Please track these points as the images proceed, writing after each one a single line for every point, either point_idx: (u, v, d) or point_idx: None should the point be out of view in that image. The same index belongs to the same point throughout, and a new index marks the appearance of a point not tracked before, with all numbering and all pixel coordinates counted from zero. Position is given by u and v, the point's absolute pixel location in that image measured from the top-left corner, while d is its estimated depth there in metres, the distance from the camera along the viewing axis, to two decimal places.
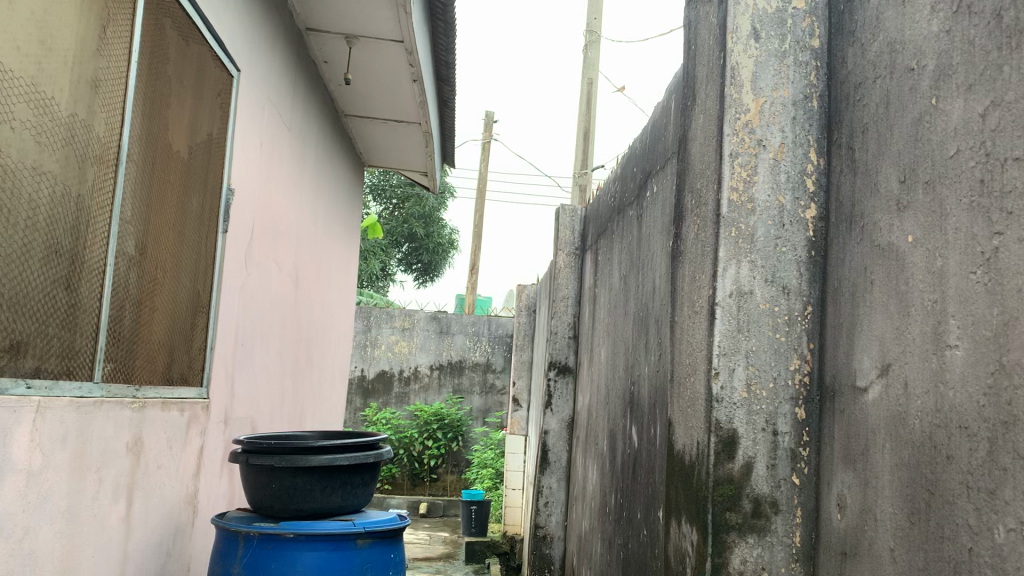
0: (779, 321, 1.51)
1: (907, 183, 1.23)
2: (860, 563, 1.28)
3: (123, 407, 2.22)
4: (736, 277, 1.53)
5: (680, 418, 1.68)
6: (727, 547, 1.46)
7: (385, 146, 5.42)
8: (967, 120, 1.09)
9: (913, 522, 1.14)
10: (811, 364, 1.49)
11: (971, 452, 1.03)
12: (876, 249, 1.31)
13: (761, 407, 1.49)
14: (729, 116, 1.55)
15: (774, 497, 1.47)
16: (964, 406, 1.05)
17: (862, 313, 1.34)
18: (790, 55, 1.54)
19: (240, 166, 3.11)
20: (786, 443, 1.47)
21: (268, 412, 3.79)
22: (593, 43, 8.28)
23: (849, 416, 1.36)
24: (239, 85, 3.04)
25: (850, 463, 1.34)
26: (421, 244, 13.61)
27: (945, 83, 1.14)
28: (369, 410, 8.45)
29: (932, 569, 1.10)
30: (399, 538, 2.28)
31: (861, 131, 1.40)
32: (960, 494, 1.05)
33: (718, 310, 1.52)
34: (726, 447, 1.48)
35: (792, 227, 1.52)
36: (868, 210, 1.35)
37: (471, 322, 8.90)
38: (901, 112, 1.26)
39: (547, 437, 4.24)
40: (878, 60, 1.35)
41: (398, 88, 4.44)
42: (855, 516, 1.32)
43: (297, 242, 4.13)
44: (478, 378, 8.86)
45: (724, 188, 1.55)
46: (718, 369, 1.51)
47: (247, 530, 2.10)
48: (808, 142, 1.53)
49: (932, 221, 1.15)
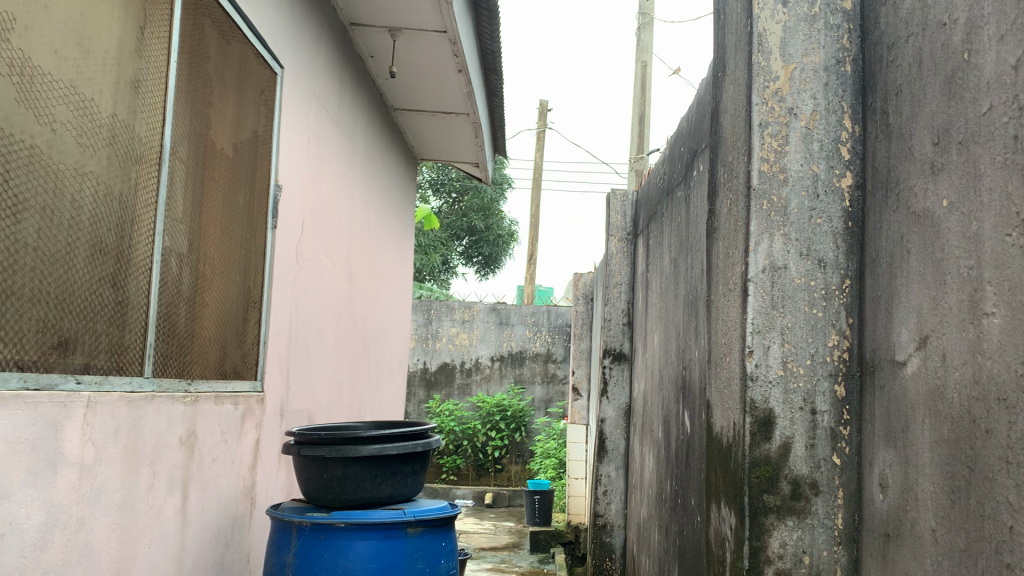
0: (816, 297, 1.45)
1: (941, 145, 1.16)
2: (903, 546, 1.23)
3: (175, 401, 2.26)
4: (770, 252, 1.47)
5: (716, 399, 1.64)
6: (766, 531, 1.41)
7: (435, 138, 5.44)
8: (1000, 73, 1.02)
9: (954, 501, 1.09)
10: (851, 340, 1.43)
11: (1012, 425, 0.97)
12: (912, 216, 1.25)
13: (799, 385, 1.44)
14: (756, 85, 1.49)
15: (814, 478, 1.42)
16: (1002, 375, 0.99)
17: (900, 284, 1.28)
18: (820, 19, 1.49)
19: (287, 164, 3.14)
20: (825, 422, 1.42)
21: (324, 405, 3.82)
22: (646, 26, 8.16)
23: (889, 392, 1.30)
24: (283, 83, 3.07)
25: (891, 441, 1.28)
26: (480, 237, 13.60)
27: (978, 35, 1.08)
28: (433, 402, 8.60)
29: (973, 551, 1.04)
30: (450, 526, 2.28)
31: (895, 94, 1.33)
32: (1000, 470, 0.99)
33: (751, 286, 1.47)
34: (762, 428, 1.43)
35: (828, 198, 1.46)
36: (904, 175, 1.29)
37: (530, 313, 8.86)
38: (934, 69, 1.19)
39: (603, 424, 4.23)
40: (911, 17, 1.28)
41: (444, 79, 4.43)
42: (897, 495, 1.26)
43: (348, 238, 4.16)
44: (540, 368, 8.82)
45: (755, 159, 1.49)
46: (752, 347, 1.45)
47: (299, 519, 2.12)
48: (841, 109, 1.47)
49: (966, 184, 1.09)
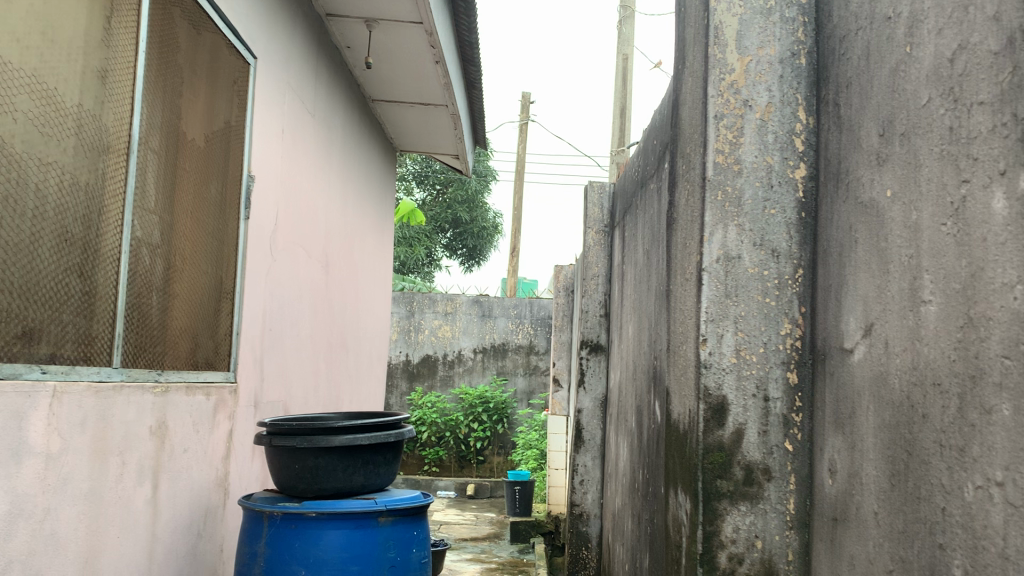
0: (769, 286, 1.47)
1: (886, 136, 1.18)
2: (849, 529, 1.25)
3: (145, 391, 2.26)
4: (724, 242, 1.50)
5: (675, 387, 1.66)
6: (720, 515, 1.44)
7: (415, 129, 5.43)
8: (938, 66, 1.05)
9: (894, 485, 1.11)
10: (803, 328, 1.46)
11: (945, 409, 0.99)
12: (859, 206, 1.27)
13: (751, 372, 1.46)
14: (712, 77, 1.52)
15: (766, 464, 1.44)
16: (938, 361, 1.02)
17: (848, 273, 1.30)
18: (775, 12, 1.51)
19: (261, 155, 3.14)
20: (778, 409, 1.45)
21: (300, 396, 3.82)
22: (627, 18, 8.17)
23: (838, 379, 1.32)
24: (256, 73, 3.06)
25: (839, 427, 1.31)
26: (465, 229, 13.59)
27: (918, 28, 1.10)
28: (414, 394, 8.60)
29: (911, 532, 1.07)
30: (421, 515, 2.29)
31: (846, 86, 1.35)
32: (934, 453, 1.02)
33: (706, 275, 1.49)
34: (715, 414, 1.46)
35: (781, 188, 1.48)
36: (852, 166, 1.31)
37: (513, 306, 8.88)
38: (880, 62, 1.22)
39: (580, 415, 4.26)
40: (859, 11, 1.30)
41: (422, 71, 4.43)
42: (844, 480, 1.28)
43: (325, 230, 4.16)
44: (522, 360, 8.86)
45: (710, 151, 1.51)
46: (706, 336, 1.48)
47: (270, 509, 2.13)
48: (796, 101, 1.49)
49: (907, 174, 1.12)
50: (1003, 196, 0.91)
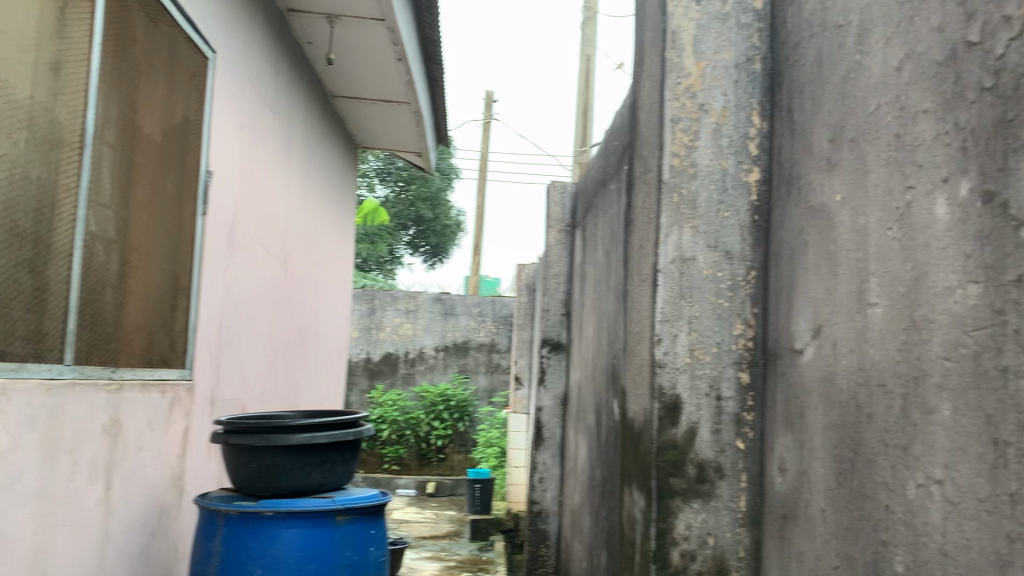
0: (722, 287, 1.50)
1: (836, 142, 1.21)
2: (797, 526, 1.28)
3: (97, 389, 2.22)
4: (679, 244, 1.52)
5: (631, 386, 1.68)
6: (673, 513, 1.46)
7: (376, 126, 5.40)
8: (885, 74, 1.08)
9: (840, 483, 1.14)
10: (755, 329, 1.48)
11: (889, 408, 1.02)
12: (810, 210, 1.30)
13: (705, 372, 1.48)
14: (669, 81, 1.54)
15: (718, 462, 1.46)
16: (882, 363, 1.04)
17: (799, 275, 1.33)
18: (731, 17, 1.53)
19: (220, 150, 3.10)
20: (730, 408, 1.47)
21: (257, 394, 3.79)
22: (590, 19, 8.20)
23: (788, 379, 1.35)
24: (216, 68, 3.03)
25: (789, 426, 1.33)
26: (428, 226, 13.55)
27: (867, 37, 1.13)
28: (375, 392, 8.55)
29: (856, 529, 1.09)
30: (379, 514, 2.29)
31: (798, 91, 1.38)
32: (878, 451, 1.04)
33: (661, 276, 1.51)
34: (669, 413, 1.48)
35: (735, 191, 1.51)
36: (803, 170, 1.34)
37: (475, 304, 8.88)
38: (830, 70, 1.24)
39: (541, 413, 4.28)
40: (812, 19, 1.33)
41: (384, 68, 4.41)
42: (794, 478, 1.31)
43: (284, 226, 4.12)
44: (484, 358, 8.88)
45: (666, 154, 1.53)
46: (661, 335, 1.50)
47: (226, 509, 2.11)
48: (750, 105, 1.51)
49: (856, 180, 1.14)
50: (945, 202, 0.93)
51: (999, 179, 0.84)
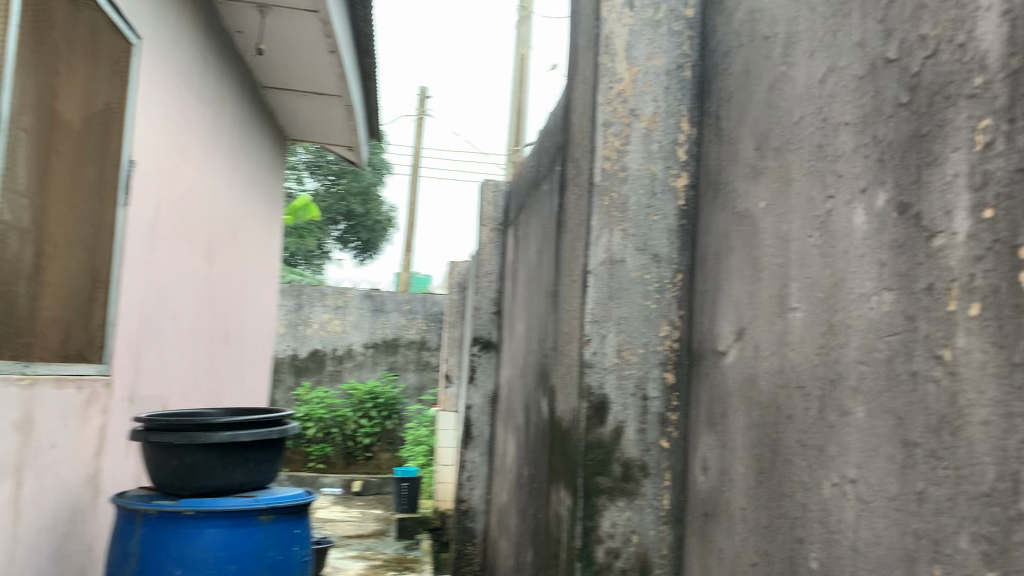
0: (650, 289, 1.52)
1: (761, 150, 1.24)
2: (718, 523, 1.31)
3: (8, 385, 2.13)
4: (609, 246, 1.54)
5: (559, 385, 1.70)
6: (598, 511, 1.47)
7: (307, 118, 5.32)
8: (809, 86, 1.11)
9: (760, 482, 1.17)
10: (681, 330, 1.52)
11: (807, 409, 1.06)
12: (735, 216, 1.33)
13: (631, 372, 1.51)
14: (602, 85, 1.55)
15: (643, 461, 1.49)
16: (801, 366, 1.08)
17: (723, 279, 1.36)
18: (663, 24, 1.56)
19: (144, 140, 3.02)
20: (656, 407, 1.50)
21: (178, 391, 3.69)
22: (525, 19, 8.24)
23: (711, 380, 1.38)
24: (141, 54, 2.94)
25: (711, 426, 1.37)
26: (358, 222, 13.42)
27: (793, 49, 1.16)
28: (301, 389, 8.43)
29: (774, 526, 1.13)
30: (303, 514, 2.26)
31: (726, 100, 1.42)
32: (796, 451, 1.08)
33: (591, 277, 1.53)
34: (596, 412, 1.50)
35: (664, 196, 1.54)
36: (729, 177, 1.37)
37: (406, 300, 8.85)
38: (757, 80, 1.28)
39: (470, 411, 4.28)
40: (741, 29, 1.36)
41: (316, 60, 4.35)
42: (715, 477, 1.34)
43: (209, 218, 4.03)
44: (414, 356, 8.88)
45: (598, 157, 1.55)
46: (590, 336, 1.52)
47: (144, 508, 2.05)
48: (679, 112, 1.55)
49: (779, 188, 1.18)
50: (863, 212, 0.97)
51: (914, 191, 0.88)
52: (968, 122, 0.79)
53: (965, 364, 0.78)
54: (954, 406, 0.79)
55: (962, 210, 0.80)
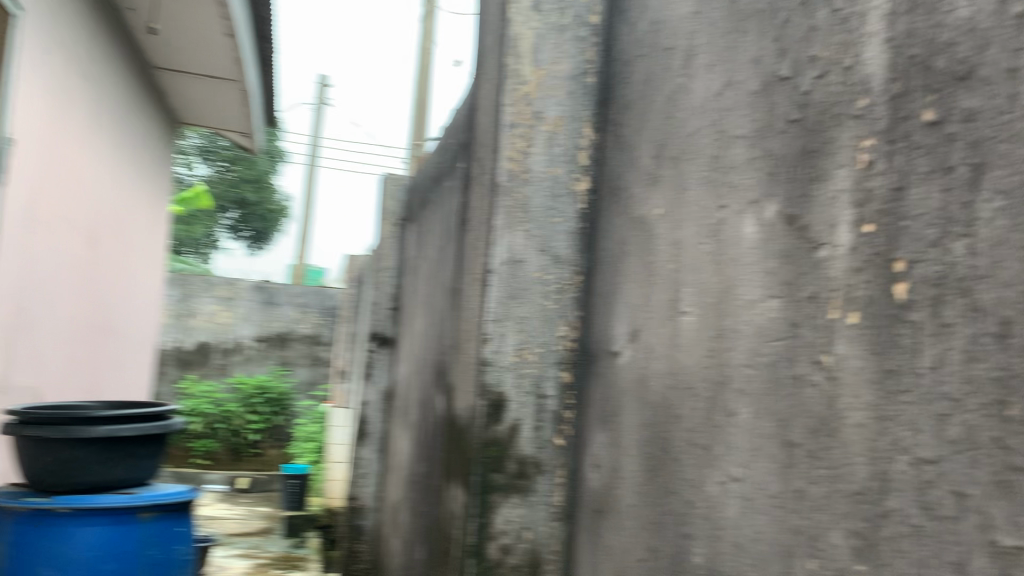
0: (549, 290, 1.55)
1: (659, 158, 1.28)
2: (607, 519, 1.35)
3: None
4: (510, 246, 1.55)
5: (457, 383, 1.70)
6: (492, 507, 1.50)
7: (201, 102, 5.15)
8: (707, 98, 1.15)
9: (649, 479, 1.21)
10: (578, 331, 1.54)
11: (696, 410, 1.10)
12: (633, 221, 1.37)
13: (529, 370, 1.52)
14: (507, 86, 1.57)
15: (537, 458, 1.51)
16: (692, 368, 1.12)
17: (620, 281, 1.40)
18: (569, 30, 1.59)
19: (22, 116, 2.85)
20: (551, 406, 1.52)
21: (53, 382, 3.50)
22: (430, 13, 8.20)
23: (605, 379, 1.41)
24: (23, 26, 2.78)
25: (604, 424, 1.40)
26: (250, 211, 13.08)
27: (693, 62, 1.21)
28: (185, 382, 8.13)
29: (661, 522, 1.17)
30: (186, 511, 2.19)
31: (626, 107, 1.46)
32: (684, 450, 1.12)
33: (492, 277, 1.54)
34: (494, 411, 1.51)
35: (564, 198, 1.57)
36: (628, 183, 1.41)
37: (299, 294, 8.73)
38: (658, 90, 1.32)
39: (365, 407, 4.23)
40: (643, 39, 1.40)
41: (213, 43, 4.21)
42: (606, 474, 1.37)
43: (92, 201, 3.84)
44: (305, 350, 8.76)
45: (502, 158, 1.56)
46: (490, 335, 1.53)
47: (14, 505, 1.95)
48: (582, 117, 1.58)
49: (675, 196, 1.22)
50: (753, 222, 1.01)
51: (800, 204, 0.93)
52: (852, 141, 0.84)
53: (843, 370, 0.83)
54: (832, 409, 0.84)
55: (844, 224, 0.84)
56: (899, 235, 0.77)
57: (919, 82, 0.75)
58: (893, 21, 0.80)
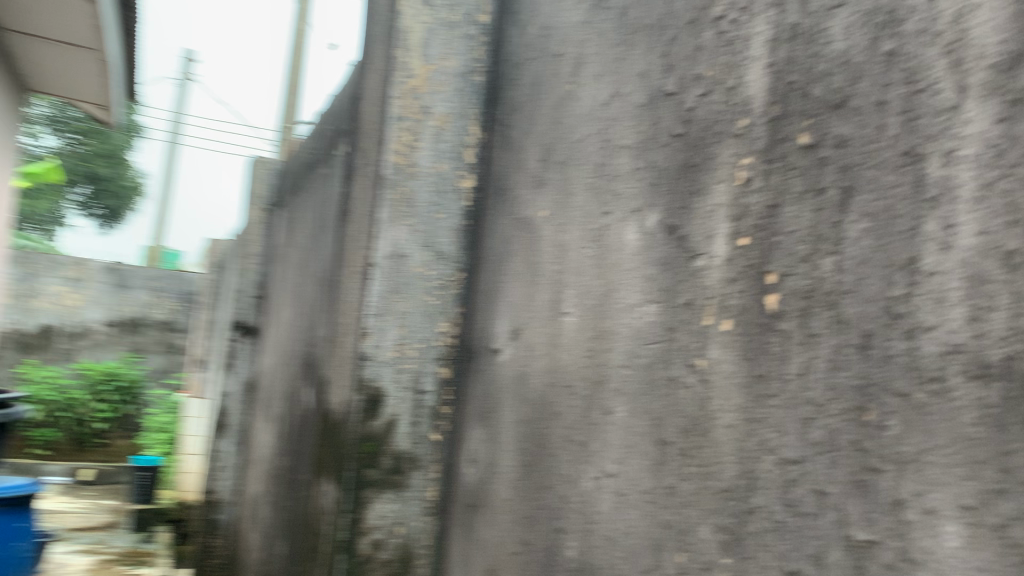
0: (431, 286, 1.55)
1: (546, 162, 1.31)
2: (480, 514, 1.37)
3: None
4: (394, 240, 1.54)
5: (331, 377, 1.68)
6: (365, 502, 1.48)
7: (54, 70, 4.82)
8: (594, 106, 1.19)
9: (525, 474, 1.24)
10: (457, 327, 1.55)
11: (573, 408, 1.13)
12: (517, 221, 1.39)
13: (408, 365, 1.52)
14: (395, 79, 1.56)
15: (412, 453, 1.51)
16: (571, 367, 1.15)
17: (502, 280, 1.42)
18: (459, 27, 1.60)
19: None
20: (429, 401, 1.53)
21: None
22: None
23: (484, 376, 1.43)
24: None
25: (481, 421, 1.41)
26: (102, 187, 12.41)
27: (581, 70, 1.24)
28: (25, 367, 7.57)
29: (535, 517, 1.19)
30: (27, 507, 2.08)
31: (514, 109, 1.48)
32: (561, 446, 1.15)
33: (374, 270, 1.53)
34: (370, 406, 1.50)
35: (449, 195, 1.57)
36: (513, 184, 1.43)
37: (155, 277, 8.34)
38: (546, 94, 1.34)
39: None
40: (532, 43, 1.43)
41: (71, 8, 3.95)
42: (481, 470, 1.39)
43: None
44: (159, 337, 8.39)
45: (388, 151, 1.55)
46: (370, 329, 1.51)
47: None
48: (469, 115, 1.59)
49: (560, 199, 1.25)
50: (636, 229, 1.05)
51: (681, 215, 0.97)
52: (731, 158, 0.89)
53: (715, 373, 0.88)
54: (704, 410, 0.89)
55: (722, 236, 0.89)
56: (772, 249, 0.82)
57: (796, 107, 0.81)
58: (775, 47, 0.85)
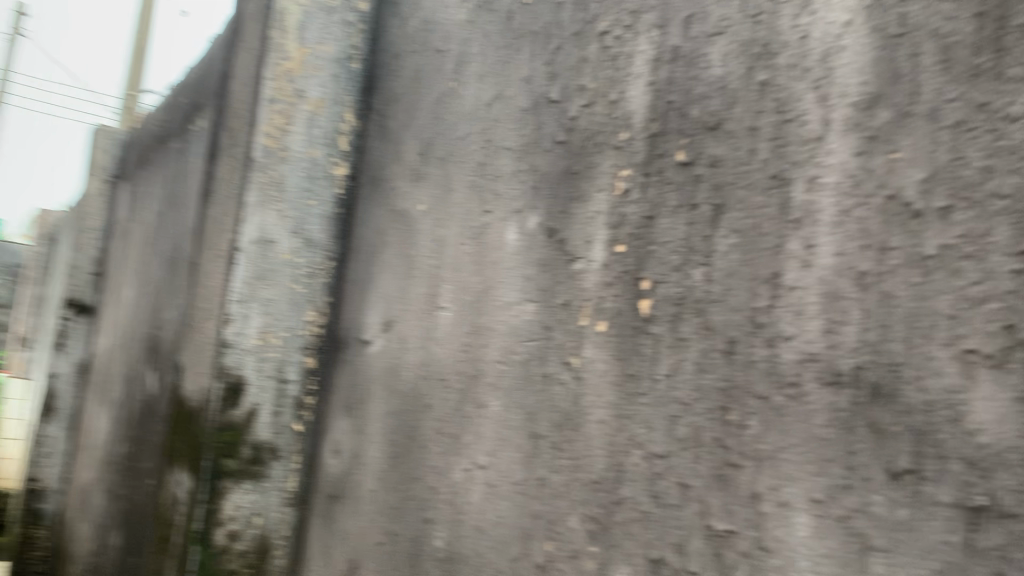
0: (299, 273, 1.53)
1: (424, 156, 1.32)
2: (344, 504, 1.36)
3: None
4: (262, 225, 1.50)
5: (185, 363, 1.62)
6: (222, 493, 1.44)
7: None
8: (477, 106, 1.21)
9: (393, 466, 1.25)
10: (325, 316, 1.54)
11: (445, 401, 1.15)
12: (392, 213, 1.40)
13: (272, 354, 1.49)
14: (269, 58, 1.51)
15: (274, 444, 1.48)
16: (445, 361, 1.17)
17: (375, 271, 1.42)
18: (336, 12, 1.58)
19: None
20: (293, 391, 1.51)
21: None
22: None
23: (352, 366, 1.43)
24: None
25: (347, 411, 1.41)
26: None
27: (464, 68, 1.26)
28: None
29: (402, 507, 1.21)
30: None
31: (391, 100, 1.48)
32: (432, 439, 1.17)
33: (239, 255, 1.48)
34: (231, 394, 1.46)
35: (322, 182, 1.55)
36: (388, 175, 1.43)
37: None
38: (427, 89, 1.35)
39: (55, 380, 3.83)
40: (414, 36, 1.43)
41: None
42: (346, 460, 1.39)
43: None
44: None
45: (259, 132, 1.50)
46: (232, 316, 1.47)
47: None
48: (345, 103, 1.58)
49: (439, 194, 1.26)
50: (515, 230, 1.08)
51: (560, 219, 1.01)
52: (611, 169, 0.94)
53: (589, 371, 0.92)
54: (576, 406, 0.93)
55: (600, 242, 0.94)
56: (647, 257, 0.87)
57: (674, 125, 0.86)
58: (656, 66, 0.90)
